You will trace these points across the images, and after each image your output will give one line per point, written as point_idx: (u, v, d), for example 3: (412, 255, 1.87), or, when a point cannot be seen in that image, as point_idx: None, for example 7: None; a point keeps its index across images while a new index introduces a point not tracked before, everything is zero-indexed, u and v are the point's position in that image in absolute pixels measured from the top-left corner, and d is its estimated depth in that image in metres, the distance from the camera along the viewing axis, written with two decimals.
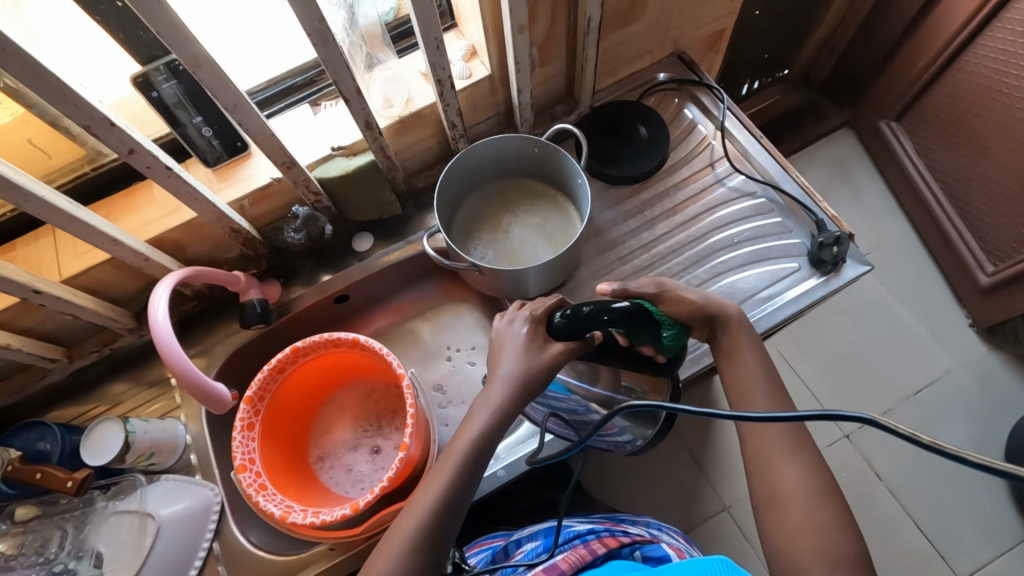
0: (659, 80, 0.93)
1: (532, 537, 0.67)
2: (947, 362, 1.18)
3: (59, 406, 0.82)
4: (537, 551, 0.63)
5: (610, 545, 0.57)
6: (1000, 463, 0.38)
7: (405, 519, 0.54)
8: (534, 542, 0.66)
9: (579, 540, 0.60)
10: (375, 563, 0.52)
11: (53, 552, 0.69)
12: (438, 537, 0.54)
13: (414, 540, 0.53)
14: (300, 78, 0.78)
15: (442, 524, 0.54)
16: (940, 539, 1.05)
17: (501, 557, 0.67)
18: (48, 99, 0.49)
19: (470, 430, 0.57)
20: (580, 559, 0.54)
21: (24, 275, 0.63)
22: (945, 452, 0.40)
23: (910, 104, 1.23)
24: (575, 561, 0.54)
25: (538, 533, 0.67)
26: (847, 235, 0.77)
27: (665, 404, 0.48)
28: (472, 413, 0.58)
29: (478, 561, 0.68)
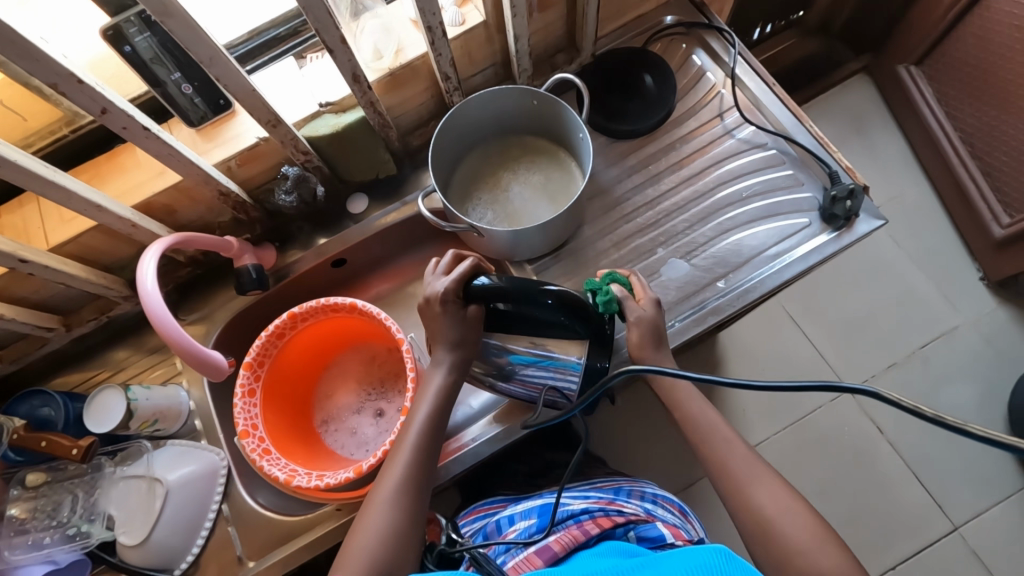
0: (666, 25, 0.87)
1: (525, 515, 0.67)
2: (955, 317, 1.16)
3: (62, 373, 0.83)
4: (531, 532, 0.63)
5: (604, 526, 0.58)
6: (1004, 436, 0.40)
7: (387, 479, 0.60)
8: (527, 520, 0.65)
9: (572, 521, 0.60)
10: (369, 513, 0.58)
11: (65, 515, 0.70)
12: (419, 494, 0.60)
13: (400, 495, 0.59)
14: (283, 29, 0.73)
15: (418, 481, 0.60)
16: (938, 490, 1.07)
17: (493, 531, 0.68)
18: (8, 54, 0.46)
19: (429, 391, 0.64)
20: (572, 541, 0.57)
21: (9, 244, 0.61)
22: (950, 425, 0.42)
23: (933, 46, 1.16)
24: (568, 543, 0.57)
25: (531, 511, 0.67)
26: (861, 188, 0.74)
27: (670, 370, 0.52)
28: (422, 390, 0.65)
29: (474, 535, 0.69)
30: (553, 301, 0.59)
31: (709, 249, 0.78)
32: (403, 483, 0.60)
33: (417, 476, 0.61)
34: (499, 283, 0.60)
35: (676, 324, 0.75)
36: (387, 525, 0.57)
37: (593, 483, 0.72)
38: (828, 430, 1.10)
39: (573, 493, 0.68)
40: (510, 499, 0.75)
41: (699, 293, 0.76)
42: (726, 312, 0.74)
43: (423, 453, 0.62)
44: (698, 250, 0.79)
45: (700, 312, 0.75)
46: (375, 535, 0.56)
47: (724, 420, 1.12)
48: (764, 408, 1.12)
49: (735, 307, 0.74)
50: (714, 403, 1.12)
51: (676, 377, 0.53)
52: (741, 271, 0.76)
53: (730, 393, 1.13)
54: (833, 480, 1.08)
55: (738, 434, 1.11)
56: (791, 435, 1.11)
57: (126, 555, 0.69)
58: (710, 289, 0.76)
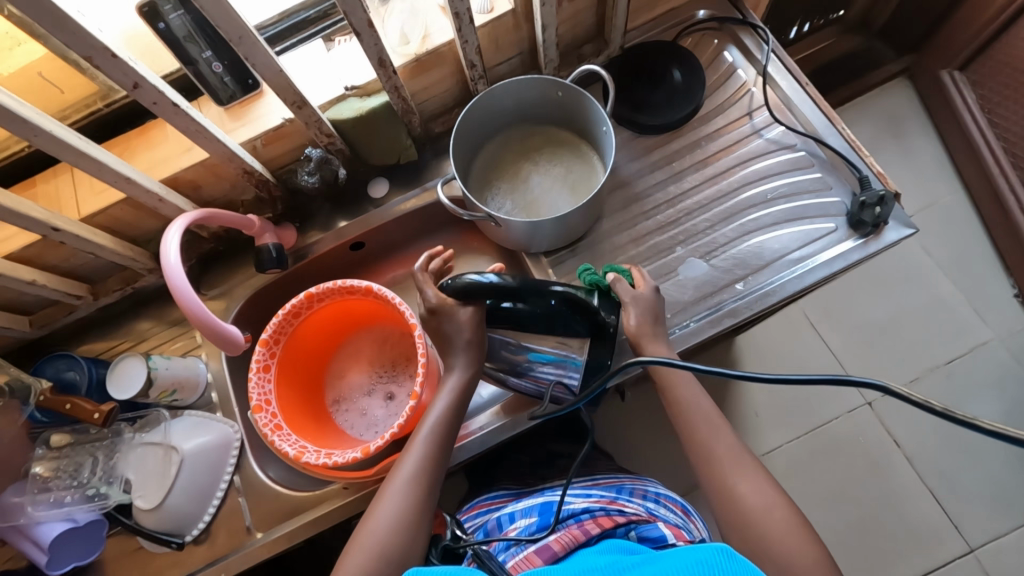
0: (698, 19, 0.85)
1: (525, 513, 0.67)
2: (986, 333, 1.12)
3: (89, 340, 0.85)
4: (531, 530, 0.63)
5: (604, 526, 0.58)
6: (1010, 430, 0.40)
7: (402, 465, 0.62)
8: (527, 518, 0.66)
9: (573, 520, 0.61)
10: (385, 493, 0.60)
11: (85, 476, 0.73)
12: (431, 485, 0.61)
13: (413, 484, 0.60)
14: (313, 12, 0.75)
15: (431, 471, 0.62)
16: (956, 510, 1.04)
17: (493, 528, 0.68)
18: (44, 25, 0.47)
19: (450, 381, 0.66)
20: (573, 541, 0.57)
21: (42, 212, 0.63)
22: (957, 418, 0.42)
23: (980, 50, 1.11)
24: (568, 542, 0.57)
25: (531, 508, 0.67)
26: (892, 194, 0.71)
27: (679, 363, 0.53)
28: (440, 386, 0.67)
29: (476, 531, 0.70)
30: (557, 299, 0.65)
31: (729, 250, 0.77)
32: (416, 472, 0.61)
33: (431, 468, 0.62)
34: (499, 281, 0.65)
35: (691, 324, 0.74)
36: (398, 512, 0.59)
37: (596, 481, 0.71)
38: (844, 442, 1.08)
39: (576, 490, 0.68)
40: (512, 495, 0.75)
41: (716, 294, 0.75)
42: (743, 315, 0.72)
43: (438, 443, 0.63)
44: (718, 251, 0.77)
45: (716, 312, 0.73)
46: (386, 520, 0.58)
47: (736, 424, 1.10)
48: (778, 416, 1.10)
49: (753, 310, 0.72)
50: (727, 407, 1.11)
51: (687, 371, 0.53)
52: (761, 273, 0.75)
53: (744, 398, 1.11)
54: (846, 493, 1.06)
55: (749, 440, 1.09)
56: (805, 444, 1.09)
57: (142, 518, 0.71)
58: (728, 290, 0.75)
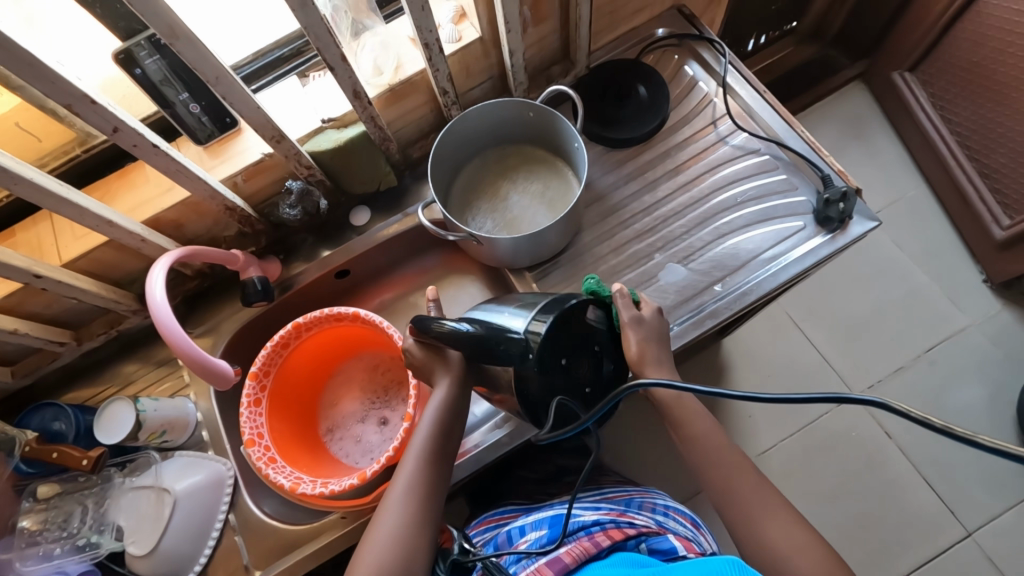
0: (658, 37, 0.90)
1: (536, 526, 0.67)
2: (959, 318, 1.16)
3: (73, 387, 0.84)
4: (542, 543, 0.63)
5: (615, 538, 0.58)
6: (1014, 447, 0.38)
7: (393, 488, 0.60)
8: (538, 531, 0.66)
9: (583, 532, 0.61)
10: (377, 522, 0.58)
11: (75, 526, 0.72)
12: (428, 502, 0.60)
13: (408, 502, 0.59)
14: (286, 50, 0.77)
15: (426, 488, 0.60)
16: (949, 494, 1.06)
17: (503, 542, 0.68)
18: (24, 76, 0.48)
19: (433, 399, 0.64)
20: (583, 553, 0.57)
21: (23, 259, 0.63)
22: (958, 436, 0.40)
23: (925, 52, 1.17)
24: (578, 554, 0.57)
25: (542, 521, 0.67)
26: (854, 190, 0.75)
27: (677, 383, 0.51)
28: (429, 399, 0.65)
29: (486, 544, 0.70)
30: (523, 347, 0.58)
31: (705, 253, 0.80)
32: (409, 490, 0.59)
33: (426, 484, 0.60)
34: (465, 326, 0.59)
35: (675, 327, 0.75)
36: (394, 532, 0.57)
37: (603, 495, 0.72)
38: (835, 434, 1.10)
39: (584, 504, 0.69)
40: (520, 510, 0.75)
41: (697, 296, 0.77)
42: (724, 315, 0.75)
43: (430, 459, 0.61)
44: (695, 255, 0.80)
45: (698, 314, 0.75)
46: (383, 542, 0.56)
47: (731, 425, 1.12)
48: (769, 415, 1.12)
49: (733, 309, 0.74)
50: (718, 408, 1.13)
51: (688, 392, 0.52)
52: (738, 273, 0.77)
53: (736, 398, 1.13)
54: (842, 484, 1.07)
55: (744, 441, 1.11)
56: (799, 440, 1.10)
57: (135, 565, 0.70)
58: (708, 292, 0.77)
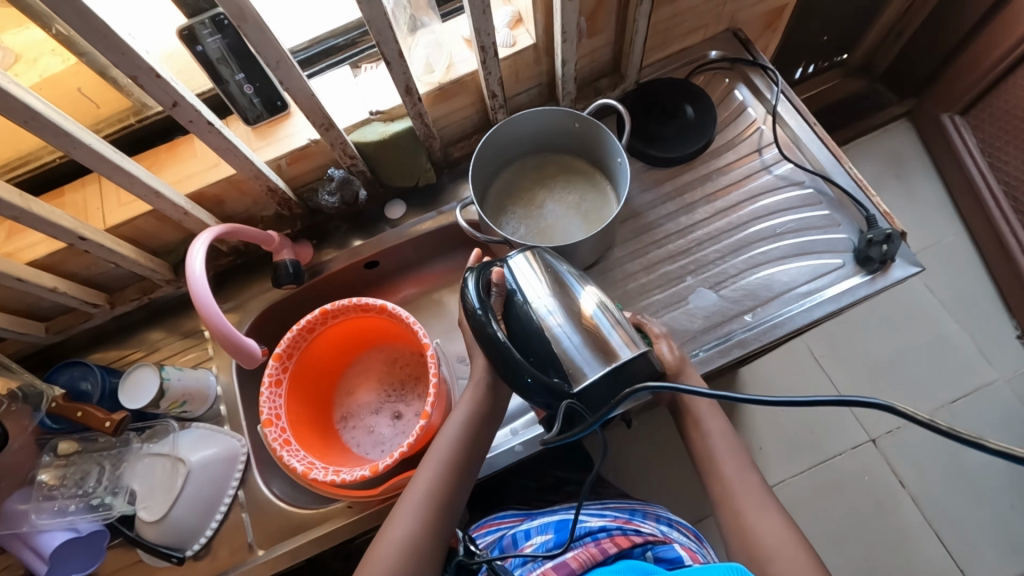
0: (711, 59, 0.89)
1: (542, 530, 0.67)
2: (989, 373, 1.13)
3: (101, 349, 0.86)
4: (549, 546, 0.63)
5: (622, 545, 0.58)
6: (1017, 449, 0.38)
7: (412, 488, 0.60)
8: (544, 535, 0.66)
9: (589, 538, 0.61)
10: (394, 523, 0.58)
11: (91, 485, 0.73)
12: (447, 511, 0.59)
13: (426, 508, 0.58)
14: (342, 39, 0.78)
15: (442, 494, 0.59)
16: (961, 552, 1.02)
17: (509, 545, 0.68)
18: (96, 44, 0.49)
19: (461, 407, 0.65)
20: (590, 559, 0.57)
21: (71, 221, 0.65)
22: (965, 439, 0.39)
23: (981, 97, 1.14)
24: (586, 560, 0.57)
25: (548, 525, 0.67)
26: (899, 233, 0.73)
27: (683, 385, 0.48)
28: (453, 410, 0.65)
29: (490, 547, 0.70)
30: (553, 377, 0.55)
31: (738, 281, 0.78)
32: (428, 496, 0.59)
33: (446, 493, 0.59)
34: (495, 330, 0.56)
35: (700, 353, 0.74)
36: (410, 534, 0.57)
37: (607, 504, 0.72)
38: (849, 478, 1.07)
39: (590, 511, 0.69)
40: (524, 514, 0.75)
41: (726, 323, 0.76)
42: (752, 346, 0.73)
43: (453, 469, 0.60)
44: (727, 282, 0.79)
45: (726, 342, 0.74)
46: (396, 545, 0.56)
47: None
48: (782, 449, 1.10)
49: (761, 341, 0.73)
50: None
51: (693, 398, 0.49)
52: (770, 305, 0.76)
53: (750, 430, 1.11)
54: (851, 530, 1.05)
55: None
56: (811, 478, 1.08)
57: (144, 531, 0.71)
58: (737, 321, 0.76)
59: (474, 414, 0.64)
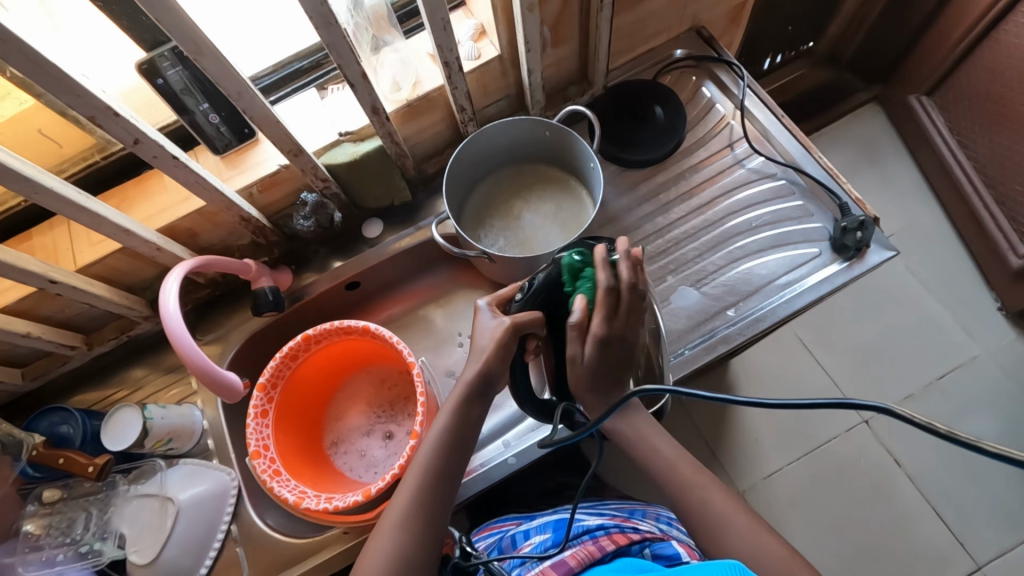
0: (676, 58, 0.90)
1: (540, 530, 0.67)
2: (973, 347, 1.14)
3: (82, 391, 0.84)
4: (546, 545, 0.63)
5: (620, 543, 0.58)
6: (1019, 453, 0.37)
7: (393, 504, 0.55)
8: (542, 535, 0.66)
9: (588, 536, 0.60)
10: (375, 542, 0.52)
11: (79, 532, 0.71)
12: (429, 521, 0.54)
13: (407, 525, 0.53)
14: (306, 62, 0.77)
15: (426, 510, 0.54)
16: (957, 525, 1.04)
17: (507, 546, 0.68)
18: (50, 89, 0.49)
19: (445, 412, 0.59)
20: (588, 557, 0.56)
21: (39, 265, 0.64)
22: (963, 441, 0.38)
23: (944, 77, 1.16)
24: (583, 557, 0.56)
25: (547, 524, 0.67)
26: (872, 219, 0.74)
27: (683, 390, 0.51)
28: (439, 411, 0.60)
29: (488, 548, 0.70)
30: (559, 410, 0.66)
31: (719, 277, 0.79)
32: (414, 508, 0.54)
33: (427, 509, 0.54)
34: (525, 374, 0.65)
35: (686, 351, 0.74)
36: (398, 549, 0.51)
37: (606, 505, 0.72)
38: (843, 461, 1.08)
39: (587, 510, 0.69)
40: (523, 516, 0.75)
41: (709, 321, 0.76)
42: (737, 341, 0.74)
43: (435, 478, 0.55)
44: (708, 279, 0.79)
45: (710, 339, 0.74)
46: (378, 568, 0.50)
47: (739, 449, 1.10)
48: (776, 438, 1.11)
49: (746, 336, 0.74)
50: (725, 428, 1.11)
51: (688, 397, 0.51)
52: (752, 299, 0.76)
53: (744, 421, 1.12)
54: (850, 513, 1.05)
55: (751, 465, 1.09)
56: (807, 465, 1.08)
57: None
58: (720, 317, 0.76)
59: (460, 419, 0.58)
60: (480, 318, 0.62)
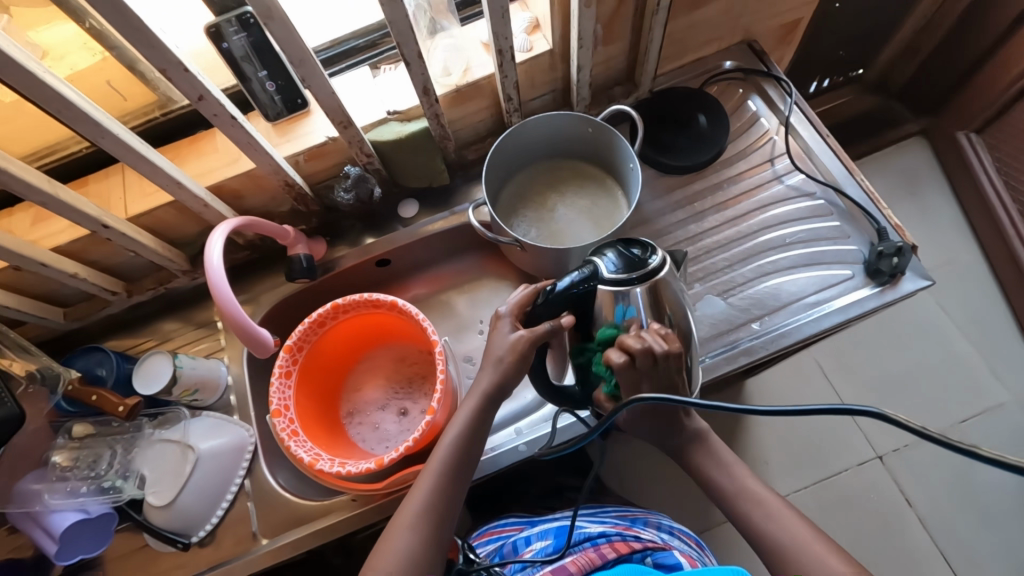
0: (725, 69, 0.90)
1: (541, 536, 0.68)
2: (1000, 392, 1.11)
3: (117, 336, 0.88)
4: (547, 552, 0.64)
5: (621, 551, 0.58)
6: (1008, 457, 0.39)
7: (410, 502, 0.58)
8: (544, 541, 0.67)
9: (589, 543, 0.61)
10: (393, 537, 0.56)
11: (103, 468, 0.75)
12: (440, 519, 0.57)
13: (424, 521, 0.56)
14: (363, 41, 0.79)
15: (441, 507, 0.58)
16: (966, 571, 1.01)
17: (509, 552, 0.68)
18: (130, 39, 0.51)
19: (462, 415, 0.62)
20: (589, 563, 0.58)
21: (95, 209, 0.67)
22: (958, 446, 0.41)
23: (996, 115, 1.14)
24: (584, 565, 0.58)
25: (547, 531, 0.68)
26: (910, 247, 0.73)
27: (683, 398, 0.52)
28: (456, 413, 0.63)
29: (490, 552, 0.71)
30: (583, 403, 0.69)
31: (747, 290, 0.79)
32: (427, 509, 0.57)
33: (441, 508, 0.58)
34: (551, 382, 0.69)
35: (706, 360, 0.74)
36: (414, 546, 0.55)
37: (609, 511, 0.73)
38: (853, 492, 1.06)
39: (589, 518, 0.70)
40: (523, 522, 0.76)
41: (732, 332, 0.76)
42: (758, 354, 0.74)
43: (450, 478, 0.59)
44: (735, 290, 0.79)
45: (732, 350, 0.74)
46: (397, 560, 0.54)
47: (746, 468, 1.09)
48: (785, 462, 1.09)
49: (768, 350, 0.73)
50: (735, 446, 1.10)
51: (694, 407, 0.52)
52: (778, 314, 0.76)
53: (754, 441, 1.11)
54: (854, 546, 1.03)
55: None
56: (814, 493, 1.07)
57: (151, 515, 0.72)
58: (744, 329, 0.76)
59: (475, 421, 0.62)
60: (499, 327, 0.63)
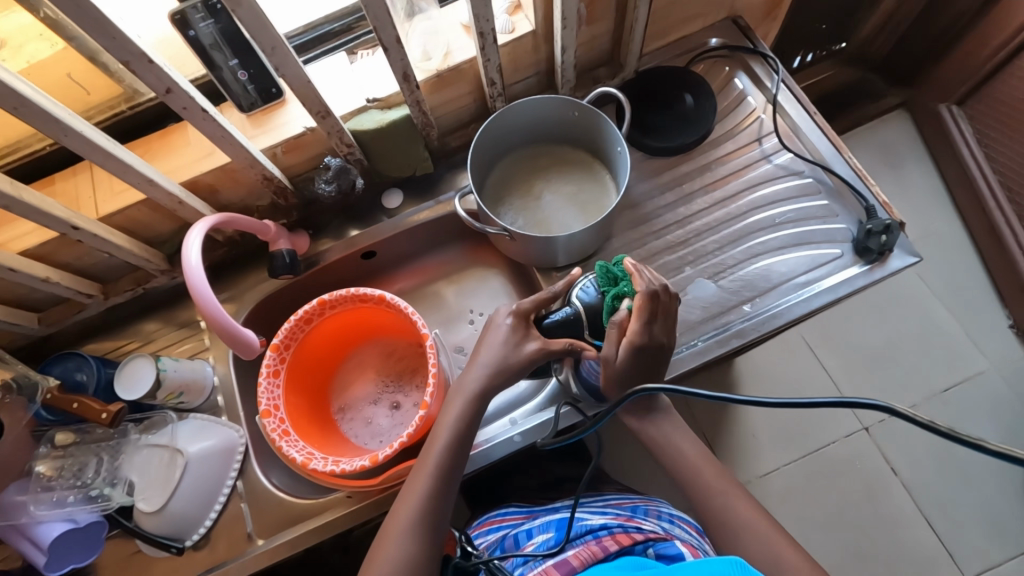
0: (710, 47, 0.88)
1: (543, 529, 0.68)
2: (981, 362, 1.13)
3: (96, 339, 0.85)
4: (549, 544, 0.64)
5: (623, 543, 0.58)
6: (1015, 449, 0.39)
7: (403, 505, 0.58)
8: (545, 534, 0.67)
9: (591, 536, 0.61)
10: (387, 540, 0.56)
11: (89, 477, 0.73)
12: (434, 518, 0.58)
13: (418, 523, 0.57)
14: (337, 24, 0.76)
15: (434, 508, 0.58)
16: (950, 537, 1.04)
17: (510, 545, 0.68)
18: (86, 28, 0.48)
19: (451, 414, 0.62)
20: (591, 556, 0.57)
21: (63, 210, 0.64)
22: (964, 440, 0.41)
23: (977, 87, 1.14)
24: (586, 558, 0.57)
25: (549, 524, 0.68)
26: (898, 224, 0.74)
27: (683, 390, 0.51)
28: (446, 411, 0.63)
29: (490, 546, 0.70)
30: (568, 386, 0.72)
31: (737, 272, 0.78)
32: (421, 511, 0.57)
33: (435, 510, 0.58)
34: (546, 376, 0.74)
35: (698, 343, 0.74)
36: (409, 549, 0.55)
37: (608, 500, 0.73)
38: (841, 465, 1.09)
39: (589, 508, 0.70)
40: (526, 511, 0.75)
41: (723, 314, 0.76)
42: (750, 336, 0.74)
43: (443, 477, 0.59)
44: (725, 272, 0.79)
45: (724, 333, 0.74)
46: (393, 563, 0.54)
47: (737, 445, 1.11)
48: (775, 438, 1.11)
49: (759, 332, 0.73)
50: (726, 424, 1.12)
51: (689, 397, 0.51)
52: (768, 295, 0.76)
53: (744, 419, 1.12)
54: (842, 515, 1.06)
55: (749, 462, 1.10)
56: (803, 467, 1.09)
57: (142, 521, 0.71)
58: (735, 311, 0.76)
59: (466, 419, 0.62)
60: (494, 327, 0.65)
